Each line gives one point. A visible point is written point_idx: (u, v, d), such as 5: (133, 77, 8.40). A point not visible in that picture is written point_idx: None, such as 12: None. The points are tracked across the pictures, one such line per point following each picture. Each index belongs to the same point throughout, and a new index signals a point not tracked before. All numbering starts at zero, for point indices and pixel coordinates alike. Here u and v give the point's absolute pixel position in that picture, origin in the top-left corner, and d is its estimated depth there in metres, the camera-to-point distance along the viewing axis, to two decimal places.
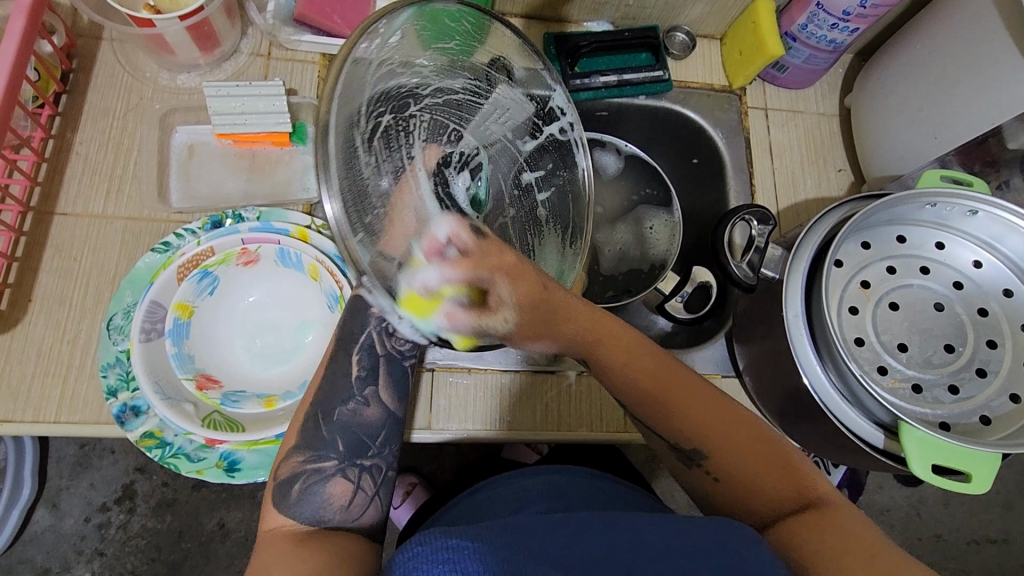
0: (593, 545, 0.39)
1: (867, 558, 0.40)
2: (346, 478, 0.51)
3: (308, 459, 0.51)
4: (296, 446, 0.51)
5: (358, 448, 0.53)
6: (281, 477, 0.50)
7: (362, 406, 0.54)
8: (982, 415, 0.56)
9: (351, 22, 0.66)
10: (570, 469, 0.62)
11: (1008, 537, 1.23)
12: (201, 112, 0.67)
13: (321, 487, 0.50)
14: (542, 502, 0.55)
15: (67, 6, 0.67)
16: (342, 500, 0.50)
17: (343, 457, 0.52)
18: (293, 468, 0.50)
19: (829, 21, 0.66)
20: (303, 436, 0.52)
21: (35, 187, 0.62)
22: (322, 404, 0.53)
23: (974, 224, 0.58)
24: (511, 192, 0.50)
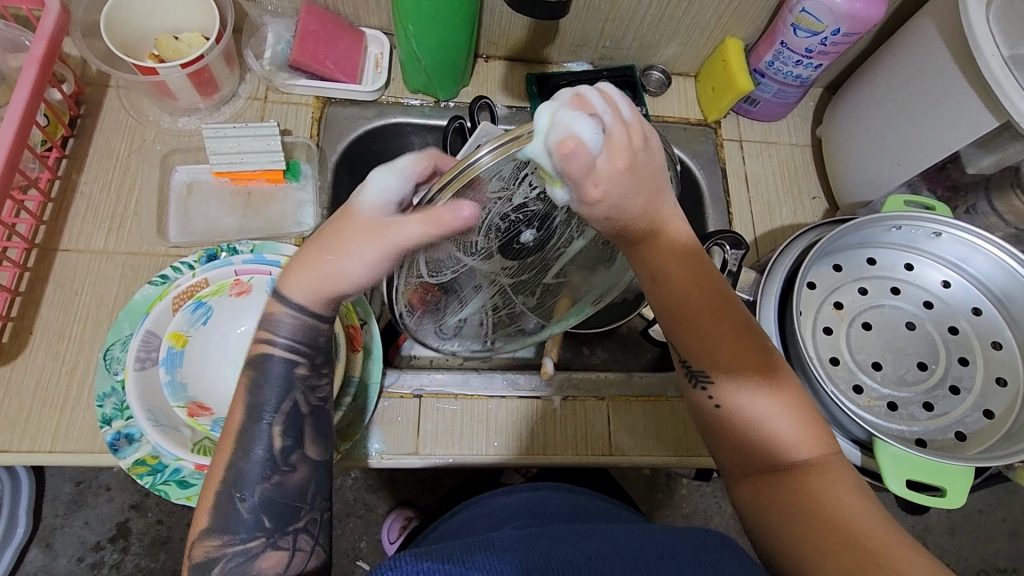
0: (564, 558, 0.39)
1: (837, 543, 0.40)
2: (278, 547, 0.46)
3: (225, 542, 0.44)
4: (207, 528, 0.45)
5: (286, 515, 0.46)
6: (195, 560, 0.45)
7: (286, 475, 0.47)
8: (958, 431, 0.57)
9: (342, 69, 0.72)
10: (547, 487, 0.62)
11: (1017, 567, 1.22)
12: (200, 152, 0.71)
13: (250, 565, 0.44)
14: (522, 518, 0.55)
15: (77, 57, 0.71)
16: (274, 569, 0.45)
17: (270, 532, 0.46)
18: (207, 552, 0.44)
19: (793, 58, 0.71)
20: (216, 517, 0.45)
21: (41, 225, 0.65)
22: (234, 479, 0.45)
23: (939, 245, 0.61)
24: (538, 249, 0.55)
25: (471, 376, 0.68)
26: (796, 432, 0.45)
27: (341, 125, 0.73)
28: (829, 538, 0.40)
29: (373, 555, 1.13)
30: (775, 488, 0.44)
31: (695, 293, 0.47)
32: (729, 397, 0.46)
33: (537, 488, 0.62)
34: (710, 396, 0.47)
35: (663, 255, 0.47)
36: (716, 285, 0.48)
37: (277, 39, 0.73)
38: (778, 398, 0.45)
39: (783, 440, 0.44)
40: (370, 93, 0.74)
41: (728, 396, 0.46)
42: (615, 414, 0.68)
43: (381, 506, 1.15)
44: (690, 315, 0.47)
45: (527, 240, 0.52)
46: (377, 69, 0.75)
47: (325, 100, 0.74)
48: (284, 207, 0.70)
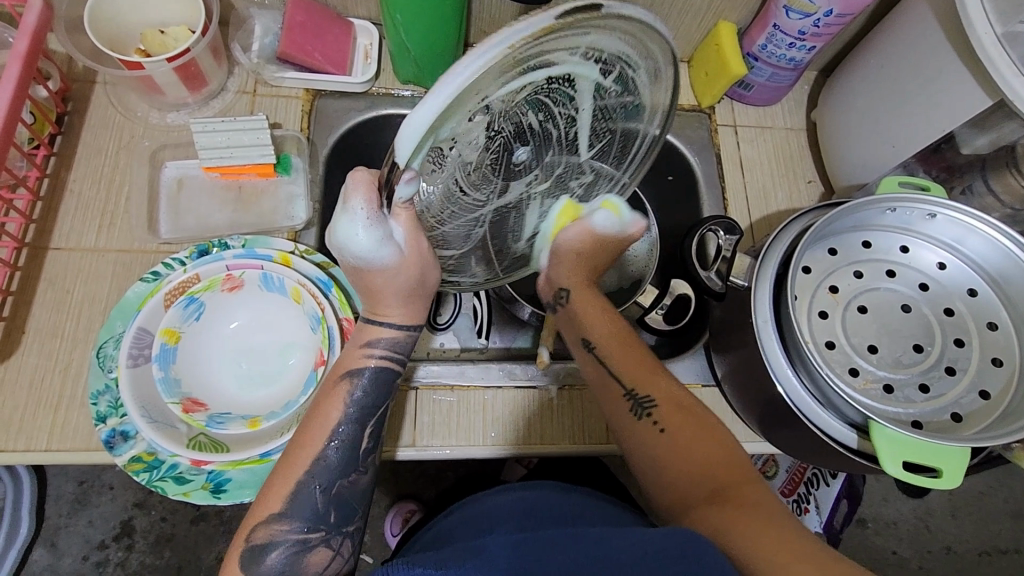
0: (558, 564, 0.40)
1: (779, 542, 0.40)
2: (328, 547, 0.48)
3: (289, 530, 0.47)
4: (279, 512, 0.47)
5: (339, 515, 0.49)
6: (253, 542, 0.46)
7: (358, 475, 0.51)
8: (953, 413, 0.57)
9: (332, 60, 0.71)
10: (541, 486, 0.63)
11: (1019, 547, 1.22)
12: (190, 147, 0.70)
13: (300, 556, 0.46)
14: (514, 522, 0.56)
15: (63, 53, 0.70)
16: (319, 567, 0.47)
17: (331, 527, 0.48)
18: (270, 535, 0.46)
19: (786, 40, 0.70)
20: (288, 502, 0.48)
21: (31, 224, 0.64)
22: (319, 473, 0.49)
23: (934, 227, 0.60)
24: (561, 142, 0.50)
25: (467, 367, 0.67)
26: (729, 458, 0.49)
27: (332, 117, 0.73)
28: (773, 543, 0.40)
29: (376, 548, 1.14)
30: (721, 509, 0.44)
31: (624, 341, 0.58)
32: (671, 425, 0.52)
33: (530, 487, 0.63)
34: (655, 421, 0.53)
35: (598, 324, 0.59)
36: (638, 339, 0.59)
37: (265, 31, 0.72)
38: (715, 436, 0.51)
39: (722, 463, 0.49)
40: (360, 85, 0.73)
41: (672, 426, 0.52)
42: None
43: (383, 499, 1.16)
44: (615, 346, 0.58)
45: (523, 158, 0.49)
46: (367, 60, 0.74)
47: (315, 92, 0.73)
48: (277, 200, 0.70)
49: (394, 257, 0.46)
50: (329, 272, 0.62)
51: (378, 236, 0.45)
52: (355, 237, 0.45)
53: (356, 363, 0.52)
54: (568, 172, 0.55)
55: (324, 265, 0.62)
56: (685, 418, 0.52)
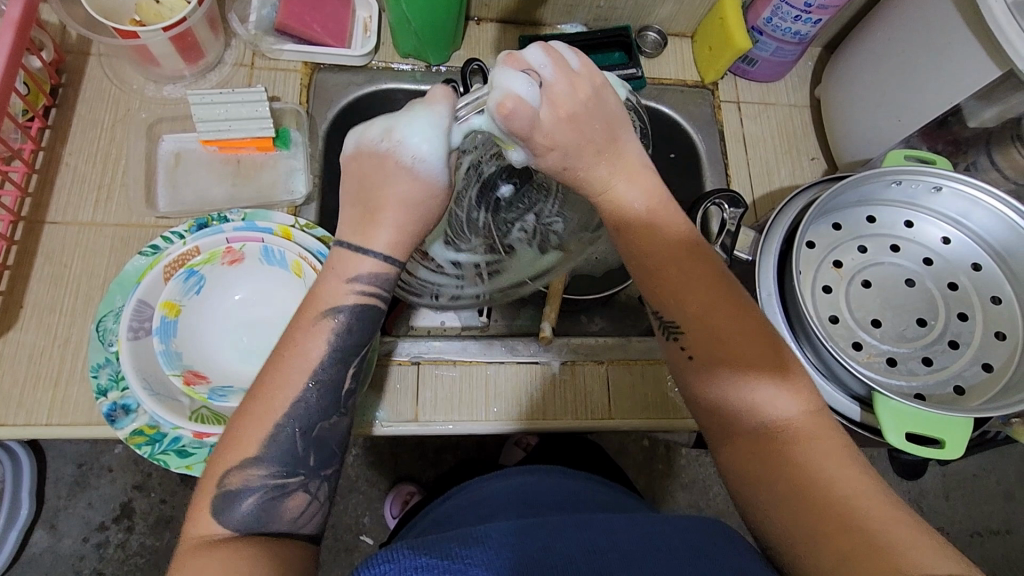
0: (567, 552, 0.39)
1: (830, 513, 0.39)
2: (306, 491, 0.45)
3: (268, 474, 0.43)
4: (253, 456, 0.43)
5: (320, 459, 0.46)
6: (228, 488, 0.43)
7: (339, 417, 0.47)
8: (957, 386, 0.57)
9: (330, 32, 0.70)
10: (540, 470, 0.63)
11: (1011, 527, 1.24)
12: (187, 121, 0.69)
13: (277, 502, 0.43)
14: (515, 507, 0.55)
15: (56, 24, 0.69)
16: (296, 511, 0.44)
17: (309, 472, 0.45)
18: (247, 480, 0.43)
19: (792, 13, 0.69)
20: (267, 446, 0.44)
21: (26, 197, 0.64)
22: (300, 415, 0.45)
23: (940, 201, 0.60)
24: (509, 181, 0.62)
25: (469, 343, 0.67)
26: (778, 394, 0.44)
27: (331, 91, 0.72)
28: (824, 517, 0.39)
29: (375, 529, 1.14)
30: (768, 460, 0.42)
31: (655, 250, 0.49)
32: (704, 356, 0.46)
33: (530, 470, 0.63)
34: (683, 349, 0.47)
35: (656, 238, 0.49)
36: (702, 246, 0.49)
37: (263, 3, 0.71)
38: (757, 366, 0.45)
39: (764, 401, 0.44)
40: (359, 58, 0.72)
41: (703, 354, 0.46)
42: (614, 377, 0.68)
43: (383, 481, 1.16)
44: (658, 258, 0.49)
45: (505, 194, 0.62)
46: (366, 34, 0.73)
47: (314, 66, 0.72)
48: (276, 174, 0.69)
49: (441, 177, 0.46)
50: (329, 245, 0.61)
51: (436, 150, 0.45)
52: (412, 140, 0.45)
53: (335, 293, 0.46)
54: (526, 182, 0.62)
55: (325, 238, 0.61)
56: (731, 353, 0.45)
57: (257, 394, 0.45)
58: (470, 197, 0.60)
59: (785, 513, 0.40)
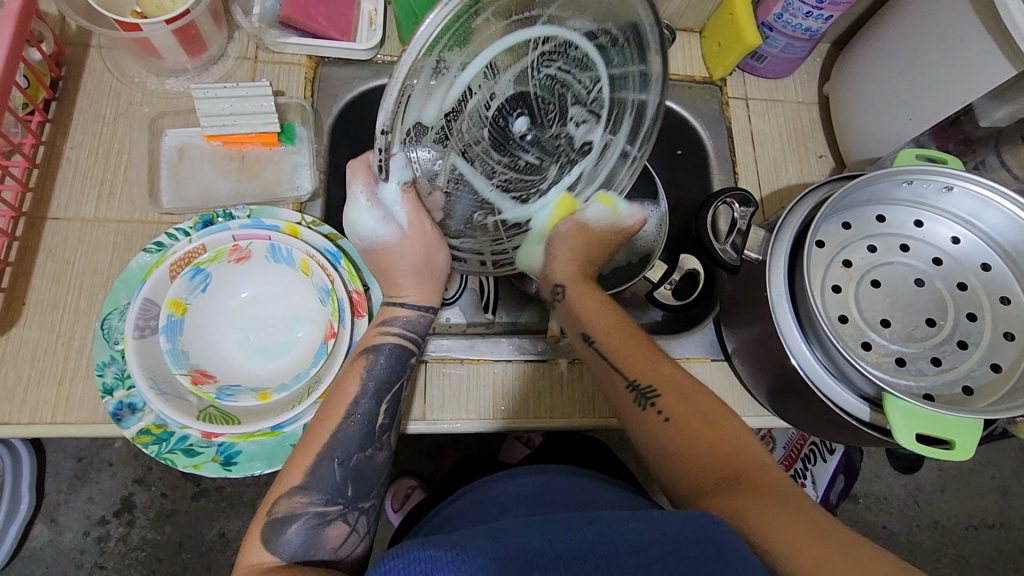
0: (570, 544, 0.38)
1: (802, 522, 0.41)
2: (346, 521, 0.48)
3: (312, 501, 0.47)
4: (298, 484, 0.48)
5: (359, 490, 0.49)
6: (275, 515, 0.46)
7: (375, 450, 0.51)
8: (965, 386, 0.57)
9: (336, 25, 0.69)
10: (549, 470, 0.63)
11: (1006, 521, 1.25)
12: (190, 115, 0.68)
13: (320, 530, 0.46)
14: (524, 507, 0.55)
15: (56, 15, 0.68)
16: (336, 542, 0.47)
17: (348, 501, 0.49)
18: (292, 506, 0.46)
19: (803, 9, 0.68)
20: (310, 475, 0.48)
21: (27, 192, 0.63)
22: (338, 446, 0.49)
23: (950, 201, 0.60)
24: (503, 102, 0.46)
25: (477, 341, 0.67)
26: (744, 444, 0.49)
27: (336, 85, 0.71)
28: (799, 532, 0.40)
29: (377, 524, 1.14)
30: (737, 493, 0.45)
31: (649, 371, 0.55)
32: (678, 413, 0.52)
33: (540, 471, 0.62)
34: (659, 411, 0.53)
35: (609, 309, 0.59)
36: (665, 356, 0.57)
37: None
38: (719, 417, 0.51)
39: (737, 450, 0.49)
40: (364, 52, 0.70)
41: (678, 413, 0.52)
42: None
43: None
44: (623, 345, 0.57)
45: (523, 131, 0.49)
46: (372, 26, 0.71)
47: (318, 59, 0.71)
48: (281, 170, 0.68)
49: (398, 236, 0.51)
50: (337, 243, 0.61)
51: (390, 215, 0.49)
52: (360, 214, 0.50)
53: (374, 340, 0.54)
54: (542, 92, 0.47)
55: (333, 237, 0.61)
56: (702, 420, 0.51)
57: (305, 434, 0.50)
58: (476, 137, 0.46)
59: (775, 530, 0.40)
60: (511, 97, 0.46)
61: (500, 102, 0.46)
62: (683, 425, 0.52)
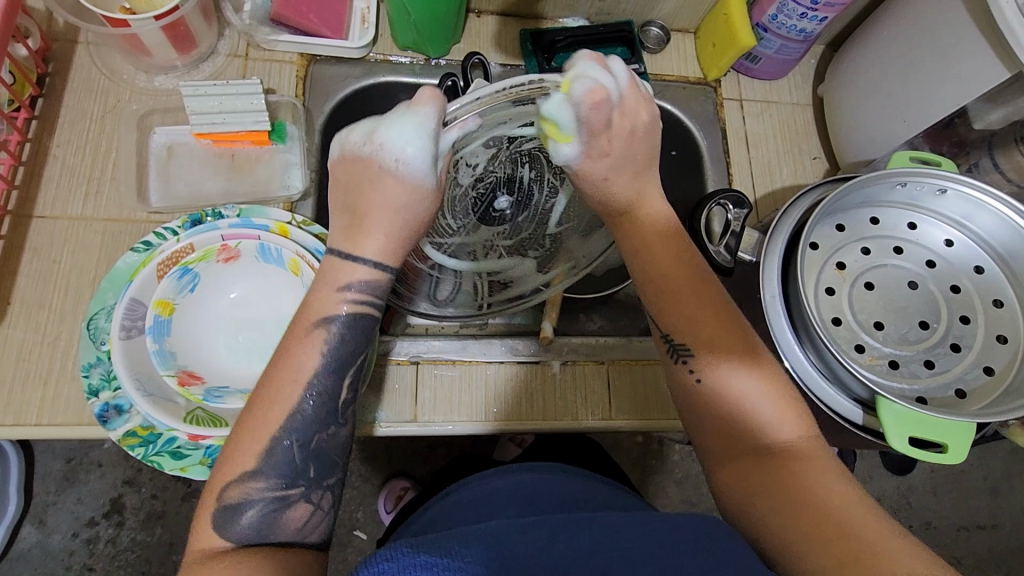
0: (566, 552, 0.38)
1: (809, 516, 0.41)
2: (309, 501, 0.45)
3: (267, 486, 0.44)
4: (250, 469, 0.44)
5: (323, 468, 0.46)
6: (226, 502, 0.43)
7: (337, 428, 0.47)
8: (958, 389, 0.57)
9: (328, 23, 0.68)
10: (540, 467, 0.61)
11: (996, 522, 1.26)
12: (180, 113, 0.67)
13: (279, 514, 0.44)
14: (515, 506, 0.54)
15: (43, 10, 0.67)
16: (298, 522, 0.44)
17: (309, 481, 0.45)
18: (246, 493, 0.43)
19: (798, 10, 0.68)
20: (264, 460, 0.44)
21: (13, 190, 0.62)
22: (293, 425, 0.45)
23: (944, 203, 0.60)
24: (473, 191, 0.57)
25: (469, 343, 0.66)
26: (779, 416, 0.46)
27: (327, 84, 0.70)
28: (817, 533, 0.40)
29: (369, 525, 1.14)
30: (761, 474, 0.45)
31: (688, 319, 0.50)
32: (712, 374, 0.48)
33: (531, 468, 0.61)
34: (693, 372, 0.49)
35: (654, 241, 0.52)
36: (715, 296, 0.50)
37: None
38: (751, 371, 0.47)
39: (767, 423, 0.46)
40: (358, 50, 0.70)
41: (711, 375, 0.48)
42: (615, 379, 0.68)
43: (377, 477, 1.15)
44: (655, 283, 0.51)
45: (503, 207, 0.59)
46: (364, 25, 0.71)
47: (310, 57, 0.70)
48: (271, 169, 0.68)
49: (424, 179, 0.46)
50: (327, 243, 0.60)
51: (419, 153, 0.45)
52: (404, 147, 0.45)
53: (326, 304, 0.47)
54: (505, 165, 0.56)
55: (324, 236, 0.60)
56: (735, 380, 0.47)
57: (253, 404, 0.46)
58: (473, 219, 0.59)
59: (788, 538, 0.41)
60: (477, 184, 0.56)
61: (480, 186, 0.57)
62: (715, 389, 0.48)
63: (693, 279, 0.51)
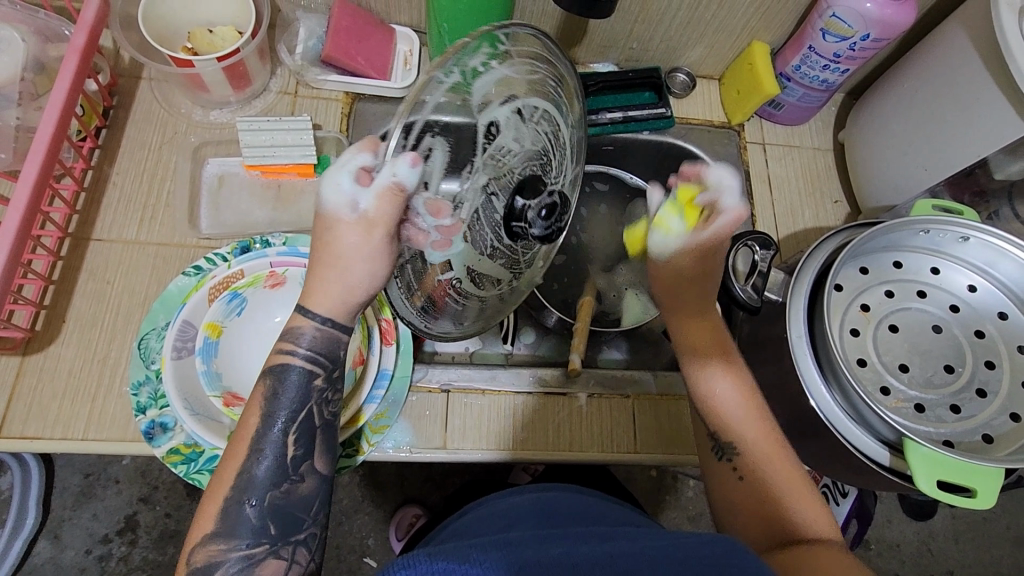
0: (585, 557, 0.39)
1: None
2: (279, 558, 0.45)
3: (229, 547, 0.44)
4: (211, 532, 0.44)
5: (291, 526, 0.46)
6: (195, 565, 0.44)
7: (292, 484, 0.47)
8: (984, 434, 0.57)
9: (373, 65, 0.72)
10: (560, 487, 0.62)
11: (1021, 574, 1.22)
12: (232, 145, 0.71)
13: (250, 572, 0.44)
14: (534, 518, 0.55)
15: (111, 48, 0.72)
16: None
17: (274, 539, 0.46)
18: (211, 555, 0.44)
19: (821, 62, 0.71)
20: (222, 523, 0.44)
21: (73, 214, 0.65)
22: (245, 486, 0.45)
23: (967, 250, 0.61)
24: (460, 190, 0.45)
25: (497, 372, 0.68)
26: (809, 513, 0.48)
27: (370, 121, 0.74)
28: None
29: (381, 553, 1.14)
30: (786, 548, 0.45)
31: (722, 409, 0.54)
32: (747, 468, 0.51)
33: (547, 488, 0.62)
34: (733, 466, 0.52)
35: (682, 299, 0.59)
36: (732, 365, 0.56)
37: (309, 34, 0.74)
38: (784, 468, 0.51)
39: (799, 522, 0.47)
40: (398, 90, 0.74)
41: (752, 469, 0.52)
42: (641, 413, 0.69)
43: (390, 503, 1.16)
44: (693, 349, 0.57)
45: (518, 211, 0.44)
46: (406, 66, 0.75)
47: (354, 96, 0.74)
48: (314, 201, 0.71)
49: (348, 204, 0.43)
50: None
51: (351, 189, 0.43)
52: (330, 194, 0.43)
53: (279, 361, 0.47)
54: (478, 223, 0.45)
55: None
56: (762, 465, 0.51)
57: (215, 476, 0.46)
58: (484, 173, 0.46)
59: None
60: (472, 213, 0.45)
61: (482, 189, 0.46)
62: (754, 486, 0.51)
63: (726, 352, 0.57)
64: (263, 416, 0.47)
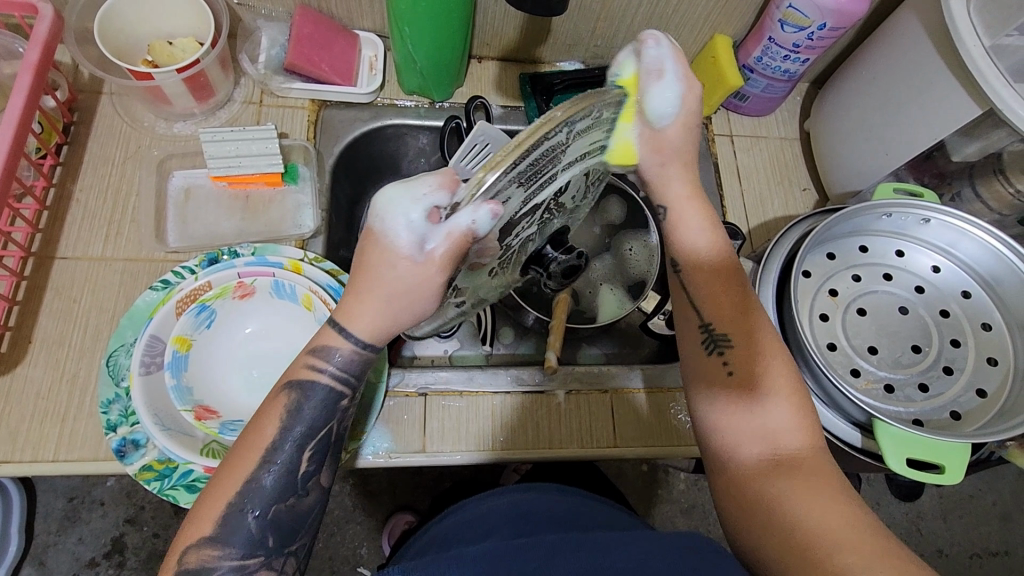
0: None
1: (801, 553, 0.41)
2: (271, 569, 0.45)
3: (223, 555, 0.44)
4: (208, 535, 0.44)
5: (284, 537, 0.46)
6: (186, 566, 0.43)
7: (297, 499, 0.47)
8: (952, 411, 0.59)
9: (338, 71, 0.72)
10: (539, 487, 0.62)
11: (1009, 549, 1.24)
12: (197, 157, 0.71)
13: None
14: (511, 527, 0.54)
15: (70, 64, 0.71)
16: None
17: (270, 551, 0.45)
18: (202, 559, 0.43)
19: (781, 53, 0.72)
20: (221, 527, 0.44)
21: (37, 233, 0.64)
22: (249, 493, 0.45)
23: (928, 232, 0.62)
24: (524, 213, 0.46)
25: (474, 373, 0.68)
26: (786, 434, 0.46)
27: (337, 127, 0.73)
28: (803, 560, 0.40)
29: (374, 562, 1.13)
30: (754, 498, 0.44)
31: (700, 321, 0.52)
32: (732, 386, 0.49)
33: (529, 488, 0.62)
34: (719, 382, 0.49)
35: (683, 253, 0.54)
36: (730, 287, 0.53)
37: (272, 43, 0.73)
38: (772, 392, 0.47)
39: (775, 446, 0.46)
40: (365, 95, 0.74)
41: (741, 375, 0.49)
42: (618, 406, 0.69)
43: (380, 511, 1.15)
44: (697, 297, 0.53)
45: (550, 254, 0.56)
46: (372, 72, 0.75)
47: (321, 103, 0.74)
48: (283, 209, 0.71)
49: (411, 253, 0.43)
50: (339, 278, 0.63)
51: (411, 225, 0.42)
52: (393, 216, 0.42)
53: (304, 376, 0.47)
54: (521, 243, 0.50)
55: (333, 271, 0.63)
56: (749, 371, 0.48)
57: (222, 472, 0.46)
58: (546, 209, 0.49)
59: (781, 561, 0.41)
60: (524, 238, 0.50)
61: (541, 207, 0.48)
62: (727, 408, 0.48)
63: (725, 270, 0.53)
64: (280, 428, 0.46)
